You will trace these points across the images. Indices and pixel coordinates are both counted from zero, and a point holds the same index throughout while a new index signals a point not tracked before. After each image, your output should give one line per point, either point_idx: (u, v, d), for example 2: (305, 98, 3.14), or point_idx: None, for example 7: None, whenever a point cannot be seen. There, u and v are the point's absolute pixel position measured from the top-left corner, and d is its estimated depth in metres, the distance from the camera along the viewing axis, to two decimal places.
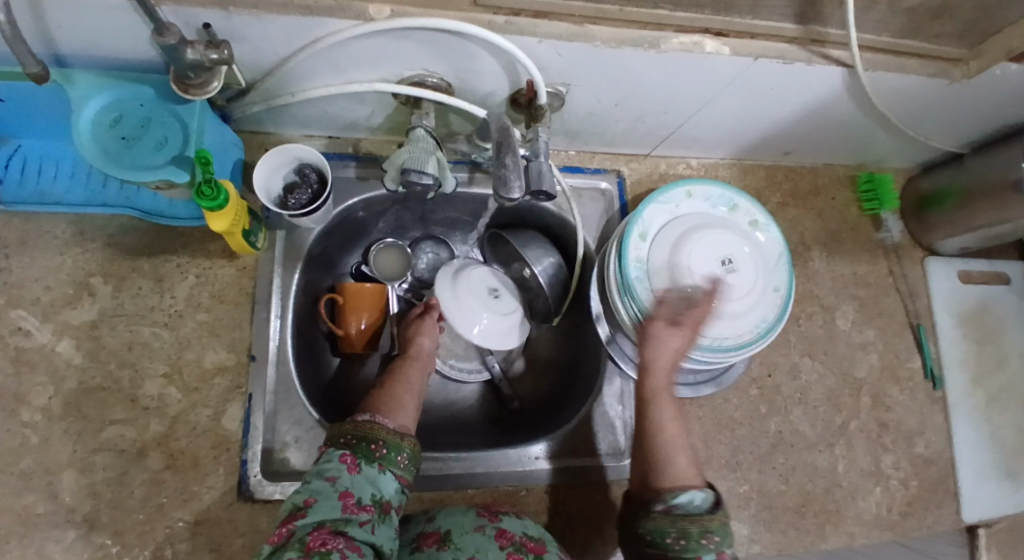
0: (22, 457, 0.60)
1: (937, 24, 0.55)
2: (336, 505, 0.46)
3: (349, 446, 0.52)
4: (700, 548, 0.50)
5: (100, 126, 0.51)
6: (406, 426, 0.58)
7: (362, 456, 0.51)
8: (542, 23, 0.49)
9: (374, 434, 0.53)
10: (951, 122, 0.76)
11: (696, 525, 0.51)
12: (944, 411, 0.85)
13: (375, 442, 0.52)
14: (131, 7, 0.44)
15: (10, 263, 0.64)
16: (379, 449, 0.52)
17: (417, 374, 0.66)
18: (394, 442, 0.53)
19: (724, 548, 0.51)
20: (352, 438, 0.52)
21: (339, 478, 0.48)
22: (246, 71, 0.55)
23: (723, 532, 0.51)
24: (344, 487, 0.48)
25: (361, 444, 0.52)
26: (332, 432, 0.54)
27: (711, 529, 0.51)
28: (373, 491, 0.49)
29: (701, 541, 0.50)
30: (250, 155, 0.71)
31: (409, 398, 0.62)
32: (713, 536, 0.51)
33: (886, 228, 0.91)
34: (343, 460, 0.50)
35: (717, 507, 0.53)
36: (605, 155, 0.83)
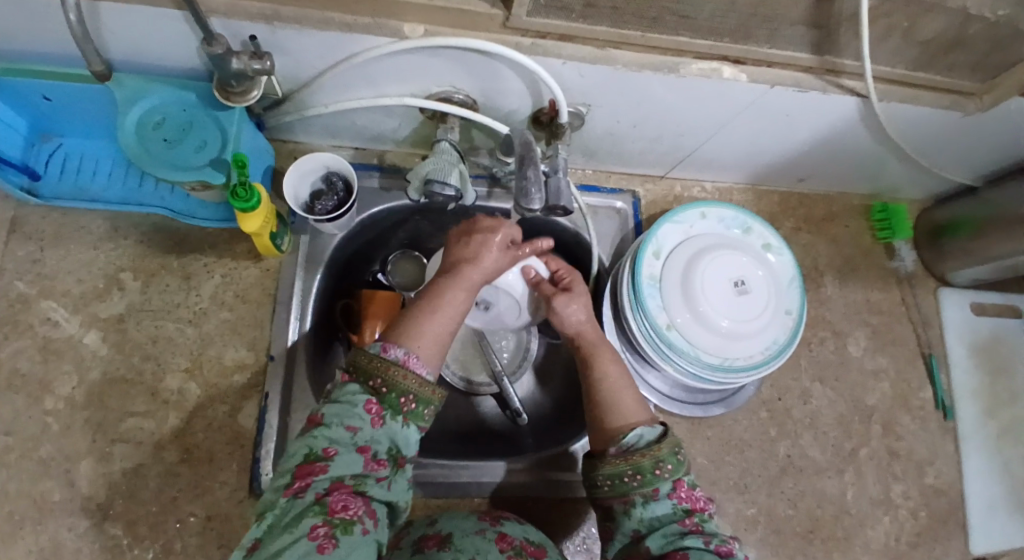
0: (44, 443, 0.62)
1: (951, 56, 0.57)
2: (356, 460, 0.46)
3: (377, 392, 0.49)
4: (654, 479, 0.51)
5: (145, 127, 0.54)
6: (435, 372, 0.53)
7: (388, 408, 0.49)
8: (566, 46, 0.52)
9: (403, 384, 0.49)
10: (966, 153, 0.77)
11: (648, 458, 0.52)
12: (955, 443, 0.85)
13: (405, 396, 0.49)
14: (184, 18, 0.47)
15: (46, 256, 0.67)
16: (407, 404, 0.49)
17: (458, 294, 0.59)
18: (423, 396, 0.51)
19: (679, 475, 0.52)
20: (382, 384, 0.49)
21: (360, 431, 0.47)
22: (284, 82, 0.58)
23: (675, 459, 0.52)
24: (363, 443, 0.47)
25: (390, 394, 0.49)
26: (360, 363, 0.50)
27: (663, 458, 0.52)
28: (391, 446, 0.49)
29: (655, 471, 0.51)
30: (279, 163, 0.74)
31: (438, 331, 0.55)
32: (666, 464, 0.51)
33: (900, 257, 0.92)
34: (368, 409, 0.48)
35: (665, 438, 0.54)
36: (621, 174, 0.85)
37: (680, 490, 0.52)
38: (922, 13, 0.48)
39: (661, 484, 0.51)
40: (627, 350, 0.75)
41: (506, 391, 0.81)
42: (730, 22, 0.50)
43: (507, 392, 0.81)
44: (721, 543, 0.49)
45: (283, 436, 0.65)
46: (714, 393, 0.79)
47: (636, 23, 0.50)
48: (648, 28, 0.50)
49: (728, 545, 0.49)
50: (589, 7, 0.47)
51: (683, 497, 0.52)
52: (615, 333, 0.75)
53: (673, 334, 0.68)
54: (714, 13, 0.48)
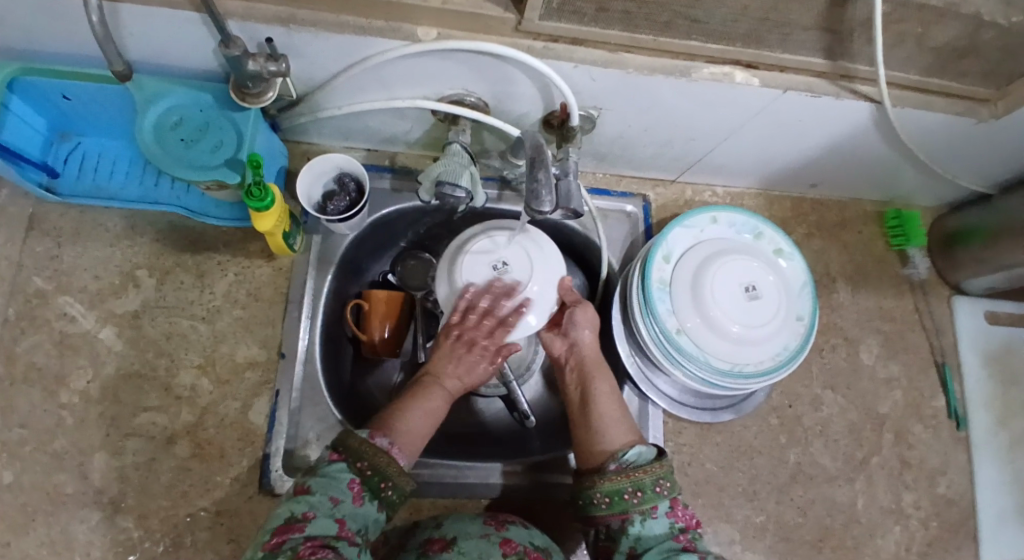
0: (58, 436, 0.63)
1: (965, 63, 0.56)
2: (332, 524, 0.45)
3: (362, 473, 0.48)
4: (654, 495, 0.52)
5: (163, 128, 0.55)
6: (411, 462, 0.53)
7: (369, 491, 0.48)
8: (578, 50, 0.52)
9: (388, 471, 0.49)
10: (981, 160, 0.76)
11: (648, 475, 0.53)
12: (968, 453, 0.83)
13: (386, 481, 0.49)
14: (202, 20, 0.48)
15: (63, 252, 0.69)
16: (387, 489, 0.49)
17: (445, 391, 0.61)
18: (399, 484, 0.50)
19: (675, 495, 0.53)
20: (367, 467, 0.49)
21: (341, 503, 0.46)
22: (298, 84, 0.59)
23: (672, 478, 0.54)
24: (342, 515, 0.46)
25: (373, 477, 0.49)
26: (348, 444, 0.49)
27: (663, 475, 0.53)
28: (364, 527, 0.48)
29: (654, 488, 0.52)
30: (294, 163, 0.75)
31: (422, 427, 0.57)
32: (665, 481, 0.53)
33: (913, 264, 0.91)
34: (350, 488, 0.47)
35: (663, 459, 0.55)
36: (632, 179, 0.85)
37: (677, 507, 0.53)
38: (934, 19, 0.48)
39: (660, 501, 0.52)
40: (636, 354, 0.75)
41: (515, 394, 0.78)
42: (742, 28, 0.50)
43: (516, 395, 0.78)
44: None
45: (293, 433, 0.66)
46: (723, 399, 0.78)
47: (647, 27, 0.50)
48: (659, 32, 0.51)
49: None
50: (601, 11, 0.47)
51: (679, 514, 0.53)
52: (624, 338, 0.75)
53: (683, 339, 0.67)
54: (725, 19, 0.48)
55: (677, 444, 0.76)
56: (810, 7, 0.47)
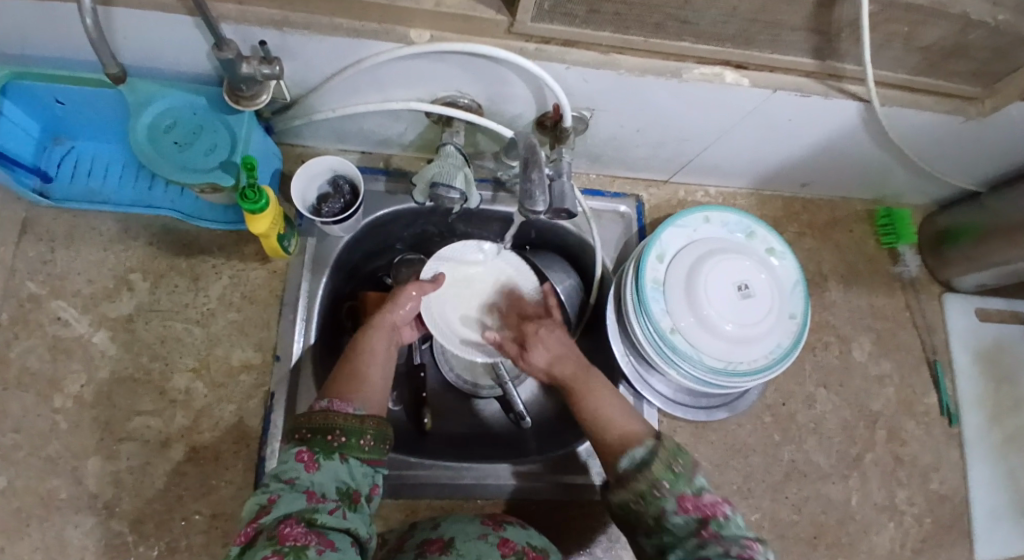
0: (52, 441, 0.62)
1: (953, 63, 0.57)
2: (300, 498, 0.45)
3: (305, 440, 0.49)
4: (655, 500, 0.48)
5: (157, 131, 0.55)
6: (369, 408, 0.55)
7: (320, 451, 0.48)
8: (570, 51, 0.52)
9: (329, 423, 0.50)
10: (968, 159, 0.77)
11: (644, 482, 0.49)
12: (959, 449, 0.84)
13: (332, 433, 0.50)
14: (196, 23, 0.48)
15: (56, 256, 0.68)
16: (337, 439, 0.49)
17: (385, 340, 0.63)
18: (352, 427, 0.51)
19: (681, 487, 0.48)
20: (307, 432, 0.50)
21: (298, 479, 0.46)
22: (292, 86, 0.60)
23: (671, 473, 0.49)
24: (306, 486, 0.46)
25: (317, 437, 0.49)
26: (294, 426, 0.51)
27: (657, 478, 0.49)
28: (339, 484, 0.48)
29: (654, 493, 0.49)
30: (287, 166, 0.75)
31: (373, 373, 0.59)
32: (662, 481, 0.49)
33: (904, 262, 0.92)
34: (300, 458, 0.48)
35: (657, 451, 0.51)
36: (625, 179, 0.85)
37: (685, 502, 0.48)
38: (921, 19, 0.49)
39: (665, 504, 0.48)
40: (631, 353, 0.75)
41: (509, 394, 0.81)
42: (732, 28, 0.51)
43: (511, 395, 0.81)
44: (742, 549, 0.45)
45: (288, 437, 0.66)
46: (717, 397, 0.79)
47: (638, 28, 0.50)
48: (650, 33, 0.51)
49: (750, 550, 0.45)
50: (592, 12, 0.48)
51: (690, 507, 0.48)
52: (618, 337, 0.75)
53: (677, 338, 0.68)
54: (716, 19, 0.49)
55: (672, 443, 0.77)
56: (800, 7, 0.47)
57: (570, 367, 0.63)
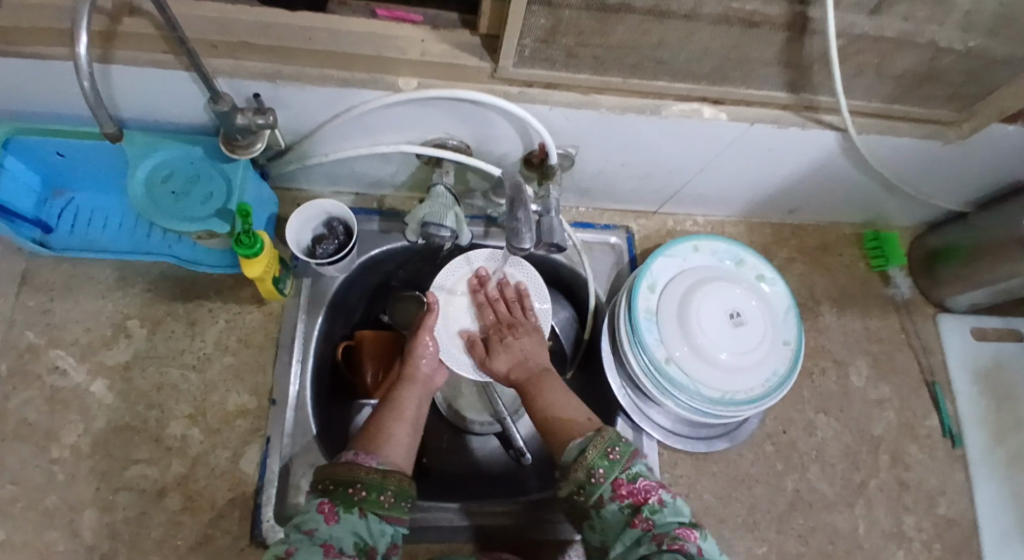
0: (49, 493, 0.62)
1: (925, 88, 0.59)
2: (317, 552, 0.44)
3: (328, 492, 0.49)
4: (594, 488, 0.49)
5: (155, 181, 0.57)
6: (393, 462, 0.54)
7: (341, 503, 0.48)
8: (552, 93, 0.54)
9: (351, 476, 0.49)
10: (948, 181, 0.79)
11: (581, 470, 0.50)
12: (966, 472, 0.83)
13: (354, 486, 0.49)
14: (191, 79, 0.50)
15: (55, 306, 0.69)
16: (358, 493, 0.49)
17: (416, 394, 0.65)
18: (374, 482, 0.50)
19: (615, 474, 0.49)
20: (331, 483, 0.49)
21: (317, 531, 0.46)
22: (286, 133, 0.62)
23: (606, 461, 0.50)
24: (324, 539, 0.45)
25: (339, 489, 0.49)
26: (319, 474, 0.51)
27: (592, 465, 0.50)
28: (356, 539, 0.47)
29: (591, 481, 0.50)
30: (283, 210, 0.76)
31: (399, 431, 0.59)
32: (597, 469, 0.50)
33: (895, 284, 0.93)
34: (321, 510, 0.47)
35: (595, 439, 0.52)
36: (614, 212, 0.87)
37: (621, 488, 0.49)
38: (890, 48, 0.51)
39: (601, 491, 0.49)
40: (628, 385, 0.75)
41: (509, 430, 0.80)
42: (707, 67, 0.53)
43: (510, 431, 0.79)
44: (671, 540, 0.45)
45: (285, 481, 0.65)
46: (717, 426, 0.78)
47: (616, 70, 0.53)
48: (628, 74, 0.53)
49: (682, 540, 0.45)
50: (571, 57, 0.50)
51: (624, 494, 0.49)
52: (614, 368, 0.75)
53: (672, 369, 0.68)
54: (689, 58, 0.51)
55: (674, 475, 0.75)
56: (770, 45, 0.50)
57: (525, 374, 0.67)
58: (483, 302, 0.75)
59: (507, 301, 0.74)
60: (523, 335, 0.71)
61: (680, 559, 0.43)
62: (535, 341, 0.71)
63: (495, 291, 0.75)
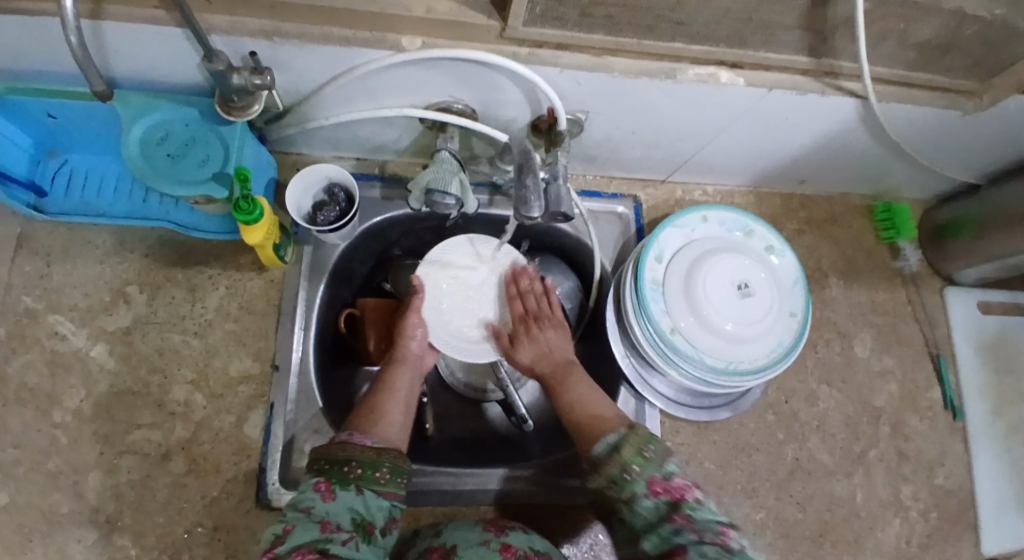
0: (52, 455, 0.62)
1: (949, 58, 0.57)
2: (314, 528, 0.45)
3: (324, 471, 0.49)
4: (626, 485, 0.49)
5: (149, 143, 0.55)
6: (388, 441, 0.54)
7: (337, 481, 0.48)
8: (563, 55, 0.52)
9: (345, 454, 0.49)
10: (965, 153, 0.77)
11: (616, 467, 0.51)
12: (964, 443, 0.84)
13: (348, 464, 0.49)
14: (184, 35, 0.48)
15: (52, 270, 0.68)
16: (353, 471, 0.49)
17: (407, 374, 0.65)
18: (369, 459, 0.50)
19: (651, 472, 0.49)
20: (326, 462, 0.49)
21: (313, 509, 0.46)
22: (284, 96, 0.59)
23: (640, 458, 0.50)
24: (321, 516, 0.46)
25: (334, 467, 0.49)
26: (314, 455, 0.51)
27: (628, 462, 0.50)
28: (354, 515, 0.47)
29: (625, 477, 0.50)
30: (282, 175, 0.74)
31: (394, 411, 0.60)
32: (631, 467, 0.50)
33: (904, 257, 0.91)
34: (318, 488, 0.48)
35: (629, 437, 0.52)
36: (622, 180, 0.85)
37: (656, 486, 0.48)
38: (917, 16, 0.48)
39: (635, 488, 0.49)
40: (631, 355, 0.75)
41: (511, 397, 0.80)
42: (726, 29, 0.50)
43: (512, 398, 0.80)
44: (711, 536, 0.45)
45: (289, 446, 0.65)
46: (720, 397, 0.78)
47: (631, 30, 0.50)
48: (643, 36, 0.51)
49: (724, 537, 0.45)
50: (584, 16, 0.47)
51: (660, 490, 0.48)
52: (618, 338, 0.75)
53: (677, 339, 0.68)
54: (708, 20, 0.49)
55: (674, 444, 0.76)
56: (793, 7, 0.47)
57: (550, 367, 0.67)
58: (515, 294, 0.73)
59: (539, 296, 0.73)
60: (552, 330, 0.71)
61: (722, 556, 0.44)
62: (562, 337, 0.71)
63: (528, 284, 0.73)
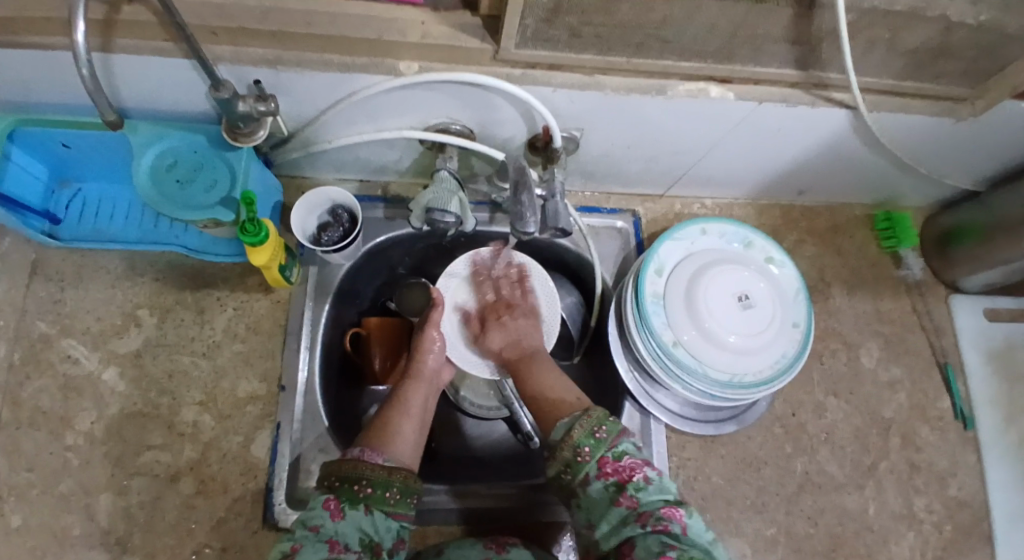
0: (64, 478, 0.63)
1: (938, 65, 0.58)
2: (322, 549, 0.45)
3: (333, 488, 0.49)
4: (580, 467, 0.50)
5: (159, 170, 0.57)
6: (399, 460, 0.54)
7: (346, 500, 0.48)
8: (556, 75, 0.54)
9: (356, 472, 0.50)
10: (962, 159, 0.77)
11: (568, 450, 0.51)
12: (977, 453, 0.82)
13: (359, 482, 0.49)
14: (192, 66, 0.50)
15: (66, 295, 0.70)
16: (363, 490, 0.49)
17: (421, 393, 0.65)
18: (380, 478, 0.50)
19: (601, 452, 0.50)
20: (336, 480, 0.50)
21: (322, 527, 0.46)
22: (289, 121, 0.62)
23: (592, 439, 0.50)
24: (329, 535, 0.46)
25: (344, 485, 0.49)
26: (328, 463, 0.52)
27: (578, 443, 0.51)
28: (362, 535, 0.48)
29: (577, 459, 0.51)
30: (288, 198, 0.76)
31: (407, 428, 0.59)
32: (583, 448, 0.50)
33: (907, 265, 0.91)
34: (327, 506, 0.48)
35: (582, 419, 0.52)
36: (621, 196, 0.86)
37: (605, 466, 0.49)
38: (901, 25, 0.50)
39: (587, 469, 0.50)
40: (635, 368, 0.75)
41: (516, 414, 0.79)
42: (714, 44, 0.52)
43: (517, 414, 0.79)
44: (656, 520, 0.45)
45: (295, 465, 0.66)
46: (726, 409, 0.78)
47: (621, 48, 0.52)
48: (633, 53, 0.53)
49: (666, 521, 0.45)
50: (574, 36, 0.49)
51: (609, 471, 0.49)
52: (621, 352, 0.75)
53: (679, 352, 0.68)
54: (696, 36, 0.50)
55: (681, 458, 0.76)
56: (778, 21, 0.48)
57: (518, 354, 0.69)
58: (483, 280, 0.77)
59: (509, 283, 0.76)
60: (520, 317, 0.73)
61: (665, 540, 0.44)
62: (533, 326, 0.72)
63: (498, 271, 0.76)
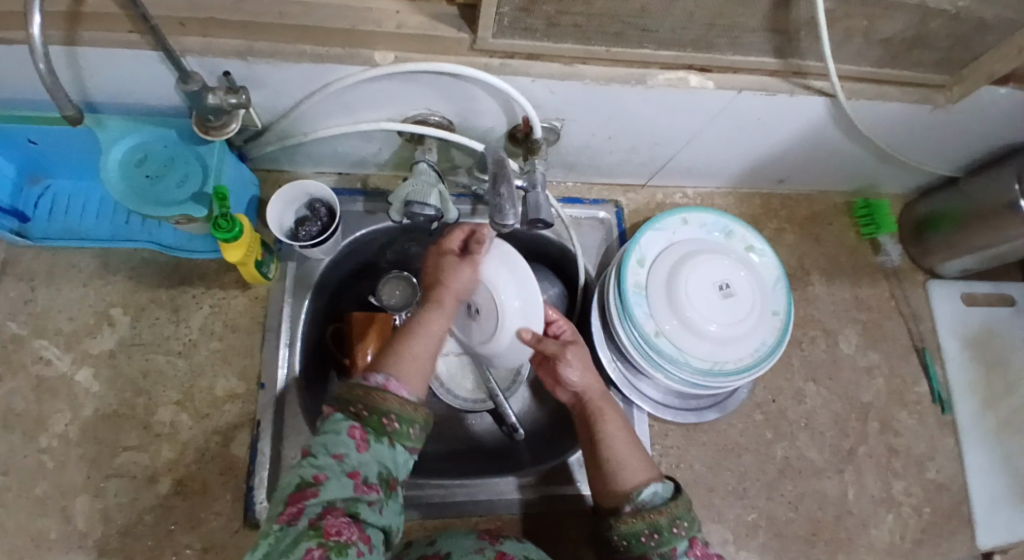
0: (39, 481, 0.62)
1: (916, 52, 0.58)
2: (347, 483, 0.44)
3: (360, 416, 0.47)
4: (672, 537, 0.50)
5: (129, 165, 0.55)
6: (417, 389, 0.52)
7: (372, 431, 0.46)
8: (535, 65, 0.53)
9: (385, 404, 0.47)
10: (937, 148, 0.79)
11: (664, 517, 0.51)
12: (954, 436, 0.84)
13: (387, 415, 0.47)
14: (160, 58, 0.48)
15: (36, 295, 0.68)
16: (390, 424, 0.47)
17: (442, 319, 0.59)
18: (407, 414, 0.48)
19: (694, 532, 0.51)
20: (363, 407, 0.47)
21: (346, 457, 0.44)
22: (262, 114, 0.60)
23: (690, 517, 0.51)
24: (352, 467, 0.44)
25: (372, 415, 0.47)
26: (342, 392, 0.48)
27: (679, 515, 0.51)
28: (381, 468, 0.46)
29: (672, 530, 0.50)
30: (264, 192, 0.75)
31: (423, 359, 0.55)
32: (682, 522, 0.51)
33: (886, 252, 0.93)
34: (352, 435, 0.46)
35: (680, 495, 0.53)
36: (602, 187, 0.86)
37: (696, 547, 0.50)
38: (879, 13, 0.50)
39: (678, 542, 0.50)
40: (618, 358, 0.76)
41: (502, 407, 0.79)
42: (691, 34, 0.51)
43: (503, 407, 0.79)
44: None
45: (276, 463, 0.65)
46: (708, 397, 0.79)
47: (600, 38, 0.51)
48: (612, 43, 0.52)
49: None
50: (552, 26, 0.48)
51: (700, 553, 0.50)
52: (604, 343, 0.75)
53: (662, 342, 0.68)
54: (674, 26, 0.50)
55: (664, 447, 0.76)
56: (756, 10, 0.48)
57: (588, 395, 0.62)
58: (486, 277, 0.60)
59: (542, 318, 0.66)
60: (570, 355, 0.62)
61: None
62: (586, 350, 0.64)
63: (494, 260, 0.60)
